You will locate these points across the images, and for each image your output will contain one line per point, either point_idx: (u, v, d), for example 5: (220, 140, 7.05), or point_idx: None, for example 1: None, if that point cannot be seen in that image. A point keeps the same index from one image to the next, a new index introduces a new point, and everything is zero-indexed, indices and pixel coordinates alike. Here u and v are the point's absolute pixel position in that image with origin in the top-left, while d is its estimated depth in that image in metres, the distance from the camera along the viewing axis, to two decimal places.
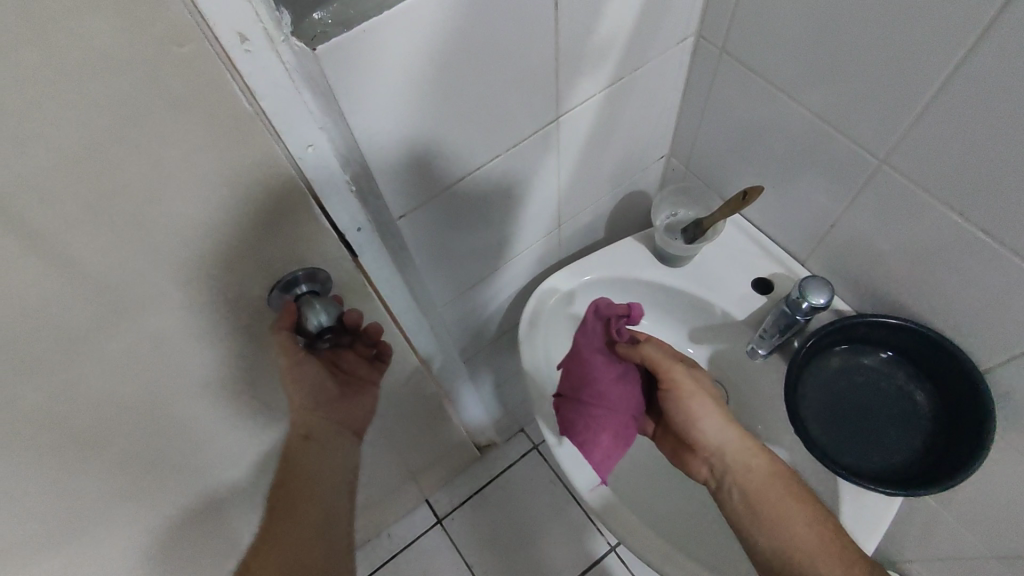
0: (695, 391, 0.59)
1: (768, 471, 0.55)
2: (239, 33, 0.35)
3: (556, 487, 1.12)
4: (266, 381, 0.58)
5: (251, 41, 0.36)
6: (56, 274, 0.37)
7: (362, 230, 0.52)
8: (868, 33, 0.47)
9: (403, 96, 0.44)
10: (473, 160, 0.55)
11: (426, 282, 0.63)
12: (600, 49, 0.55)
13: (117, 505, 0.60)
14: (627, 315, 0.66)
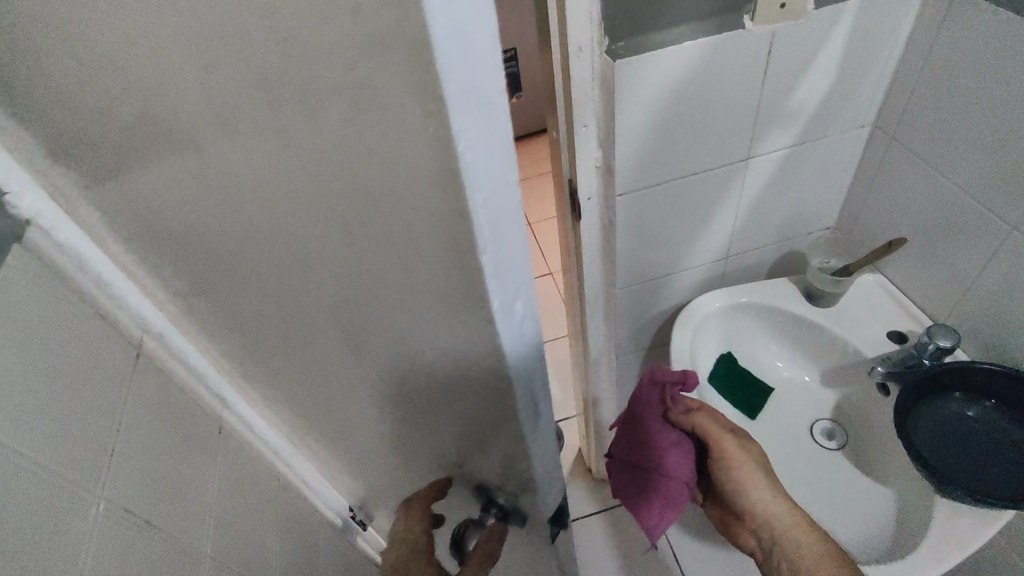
0: (735, 464, 0.69)
1: (799, 539, 0.63)
2: (578, 42, 0.62)
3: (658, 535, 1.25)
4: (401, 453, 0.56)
5: (581, 47, 0.63)
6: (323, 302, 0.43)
7: (591, 200, 0.79)
8: (1005, 121, 0.61)
9: (653, 108, 0.68)
10: (680, 171, 0.76)
11: (619, 261, 0.85)
12: (794, 112, 0.74)
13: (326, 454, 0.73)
14: (682, 384, 0.73)
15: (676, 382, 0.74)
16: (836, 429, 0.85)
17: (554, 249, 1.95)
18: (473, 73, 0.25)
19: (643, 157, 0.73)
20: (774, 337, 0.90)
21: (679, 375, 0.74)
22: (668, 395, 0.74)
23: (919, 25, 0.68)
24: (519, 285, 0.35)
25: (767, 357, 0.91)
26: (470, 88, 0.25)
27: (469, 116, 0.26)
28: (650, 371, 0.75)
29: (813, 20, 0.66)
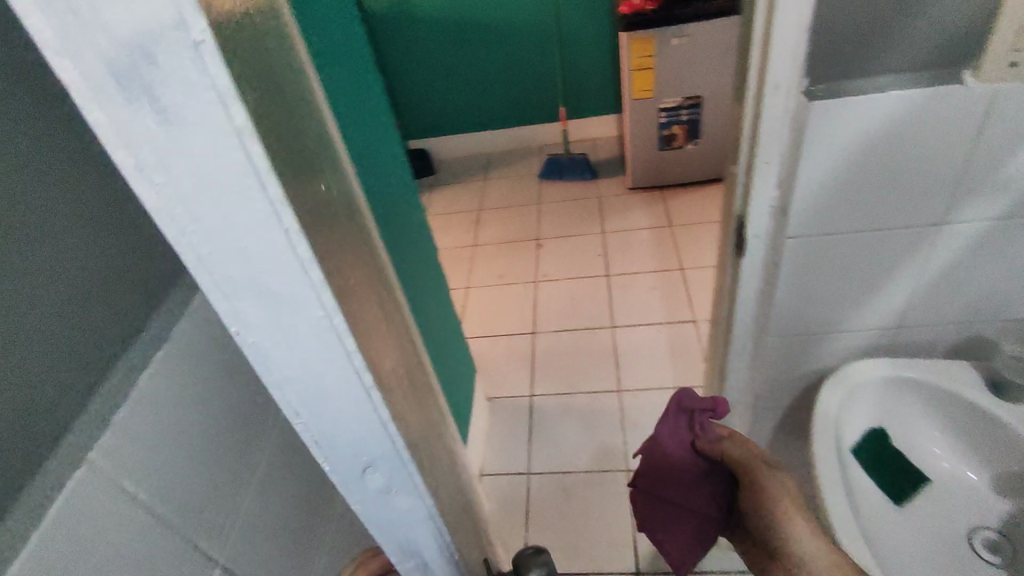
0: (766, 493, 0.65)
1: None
2: (777, 83, 0.64)
3: None
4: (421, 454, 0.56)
5: (780, 88, 0.65)
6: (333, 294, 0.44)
7: (757, 239, 0.79)
8: None
9: (843, 155, 0.68)
10: (860, 223, 0.74)
11: (775, 307, 0.84)
12: (1006, 182, 0.69)
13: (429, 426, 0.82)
14: (712, 408, 0.75)
15: (707, 408, 0.76)
16: (1001, 541, 0.75)
17: (705, 298, 1.91)
18: (212, 195, 0.28)
19: (822, 204, 0.72)
20: (940, 424, 0.82)
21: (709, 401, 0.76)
22: (697, 419, 0.75)
23: None
24: (345, 382, 0.37)
25: (927, 443, 0.83)
26: (208, 213, 0.29)
27: (225, 233, 0.29)
28: (679, 395, 0.77)
29: None
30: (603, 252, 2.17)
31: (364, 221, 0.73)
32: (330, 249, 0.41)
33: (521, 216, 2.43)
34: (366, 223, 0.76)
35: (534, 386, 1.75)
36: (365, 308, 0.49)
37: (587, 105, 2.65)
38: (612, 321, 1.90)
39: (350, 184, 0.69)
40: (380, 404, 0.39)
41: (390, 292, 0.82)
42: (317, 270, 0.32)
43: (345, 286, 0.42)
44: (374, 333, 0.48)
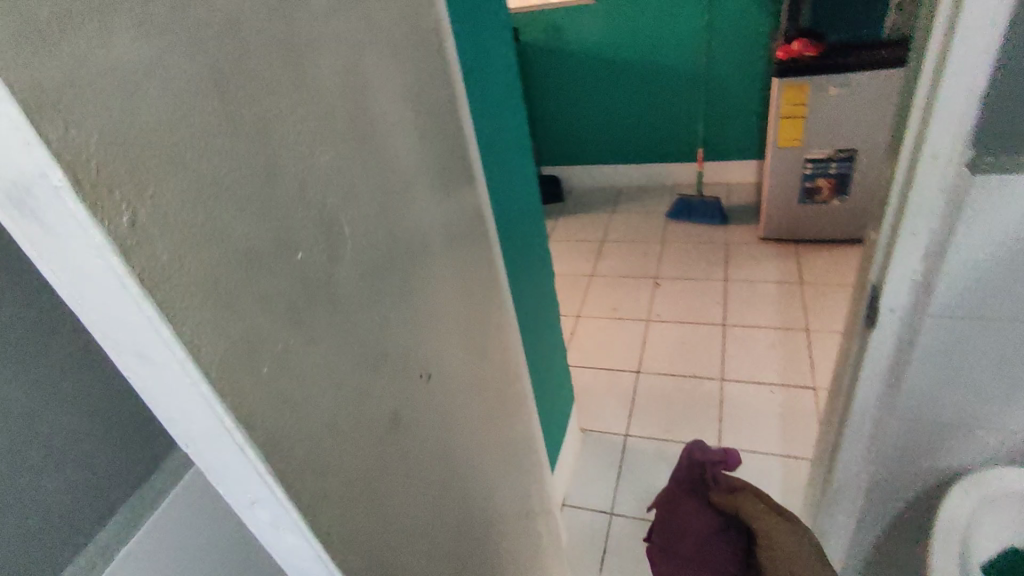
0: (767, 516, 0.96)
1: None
2: (936, 151, 0.61)
3: None
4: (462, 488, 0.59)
5: (938, 156, 0.61)
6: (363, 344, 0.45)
7: (894, 311, 0.73)
8: None
9: (1006, 235, 0.62)
10: (1018, 310, 0.67)
11: (906, 387, 0.77)
12: None
13: (509, 448, 0.84)
14: (714, 461, 1.24)
15: (713, 461, 1.25)
16: None
17: (829, 365, 1.77)
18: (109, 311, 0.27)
19: (974, 284, 0.66)
20: None
21: (717, 456, 1.27)
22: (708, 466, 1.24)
23: None
24: (249, 491, 0.34)
25: None
26: (101, 318, 0.28)
27: (114, 341, 0.29)
28: (687, 450, 1.28)
29: None
30: (722, 300, 2.09)
31: (458, 252, 0.67)
32: (310, 327, 0.38)
33: (641, 252, 2.41)
34: (465, 248, 0.70)
35: (630, 426, 1.72)
36: (369, 380, 0.45)
37: (726, 148, 2.58)
38: (722, 373, 1.82)
39: (444, 212, 0.63)
40: (300, 520, 0.37)
41: (482, 323, 0.75)
42: (206, 386, 0.30)
43: (320, 370, 0.39)
44: (369, 411, 0.45)
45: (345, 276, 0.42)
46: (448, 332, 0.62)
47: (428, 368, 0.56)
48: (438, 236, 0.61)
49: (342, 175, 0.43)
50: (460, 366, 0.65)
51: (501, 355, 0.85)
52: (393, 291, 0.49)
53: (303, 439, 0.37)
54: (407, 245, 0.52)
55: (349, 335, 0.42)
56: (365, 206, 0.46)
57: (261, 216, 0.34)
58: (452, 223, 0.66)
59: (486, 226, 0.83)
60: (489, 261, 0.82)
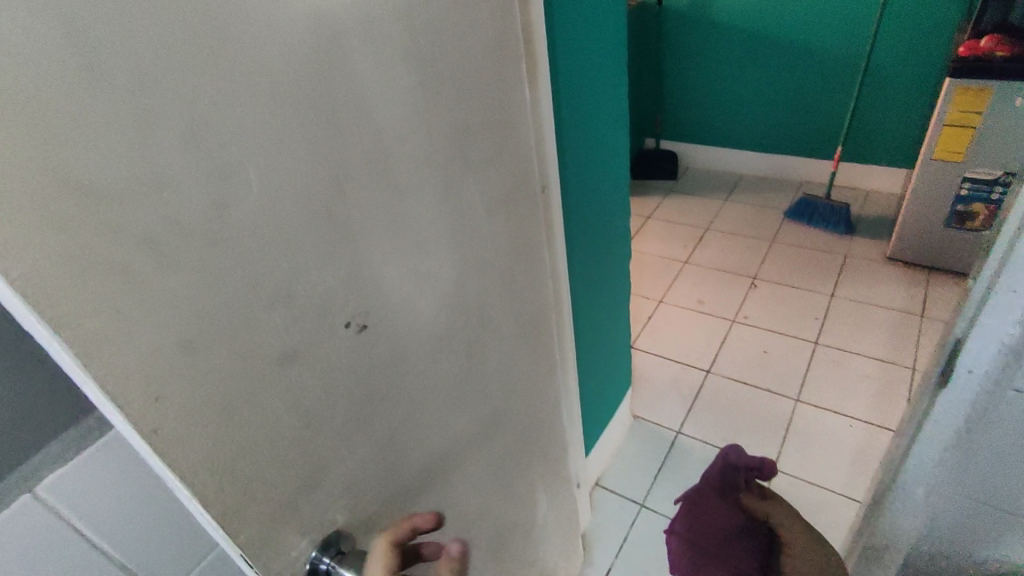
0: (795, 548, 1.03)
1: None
2: None
3: None
4: (380, 433, 0.63)
5: None
6: (284, 285, 0.48)
7: (971, 374, 0.61)
8: None
9: None
10: None
11: (969, 460, 0.67)
12: None
13: (497, 414, 0.85)
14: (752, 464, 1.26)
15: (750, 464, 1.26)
16: None
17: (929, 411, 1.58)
18: None
19: None
20: None
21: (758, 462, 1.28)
22: (742, 467, 1.26)
23: None
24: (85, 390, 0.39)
25: None
26: None
27: None
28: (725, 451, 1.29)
29: None
30: (822, 317, 1.91)
31: (451, 212, 0.65)
32: (172, 257, 0.40)
33: (747, 248, 2.25)
34: (465, 207, 0.67)
35: (684, 424, 1.65)
36: (276, 314, 0.48)
37: (874, 150, 2.29)
38: (799, 394, 1.67)
39: (436, 169, 0.61)
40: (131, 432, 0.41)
41: (477, 284, 0.73)
42: (18, 299, 0.34)
43: (183, 297, 0.41)
44: (268, 347, 0.48)
45: (254, 217, 0.45)
46: (407, 289, 0.62)
47: (363, 319, 0.57)
48: (416, 190, 0.59)
49: (257, 126, 0.44)
50: (420, 325, 0.64)
51: (512, 319, 0.82)
52: (318, 240, 0.50)
53: (137, 358, 0.40)
54: (353, 196, 0.53)
55: (231, 274, 0.44)
56: (290, 154, 0.46)
57: (115, 150, 0.36)
58: (447, 181, 0.63)
59: (524, 189, 0.77)
60: (520, 223, 0.78)
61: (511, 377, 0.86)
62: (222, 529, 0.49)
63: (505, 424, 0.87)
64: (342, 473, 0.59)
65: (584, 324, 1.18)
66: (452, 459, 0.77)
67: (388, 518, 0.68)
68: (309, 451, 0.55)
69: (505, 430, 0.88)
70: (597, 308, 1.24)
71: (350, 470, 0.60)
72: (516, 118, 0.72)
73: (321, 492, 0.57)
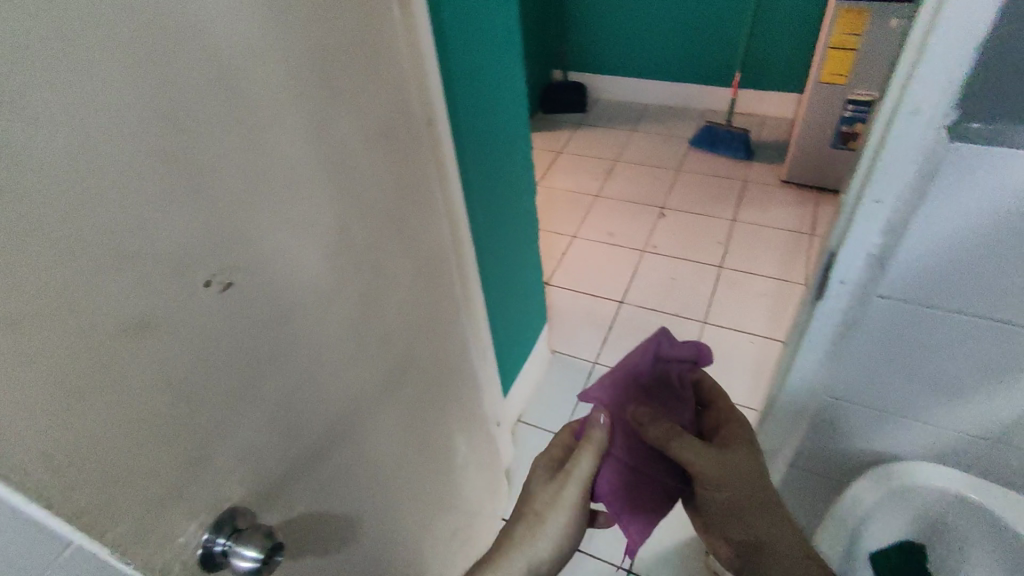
0: (715, 458, 0.67)
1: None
2: (917, 104, 0.49)
3: None
4: (268, 396, 0.58)
5: (919, 111, 0.50)
6: (112, 245, 0.41)
7: (843, 285, 0.64)
8: None
9: (974, 215, 0.53)
10: (976, 305, 0.59)
11: (840, 364, 0.71)
12: None
13: (400, 365, 0.81)
14: None
15: None
16: None
17: None
18: None
19: (935, 266, 0.58)
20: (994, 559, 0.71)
21: None
22: None
23: None
24: None
25: None
26: None
27: None
28: None
29: None
30: (725, 241, 1.99)
31: (321, 153, 0.59)
32: None
33: (655, 177, 2.28)
34: (339, 145, 0.61)
35: (601, 354, 1.70)
36: (110, 281, 0.41)
37: (768, 76, 2.35)
38: (705, 316, 1.76)
39: (298, 104, 0.55)
40: None
41: (361, 229, 0.67)
42: None
43: None
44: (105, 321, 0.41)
45: (55, 166, 0.37)
46: (281, 241, 0.56)
47: (227, 277, 0.51)
48: (275, 128, 0.52)
49: (50, 57, 0.36)
50: (299, 277, 0.59)
51: (406, 266, 0.78)
52: (158, 192, 0.43)
53: None
54: (197, 136, 0.46)
55: (45, 239, 0.37)
56: (101, 89, 0.38)
57: None
58: (313, 118, 0.57)
59: (405, 124, 0.72)
60: (404, 159, 0.73)
61: (412, 325, 0.82)
62: (80, 533, 0.43)
63: (410, 375, 0.85)
64: (229, 445, 0.54)
65: (491, 264, 1.16)
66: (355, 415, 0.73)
67: (293, 484, 0.64)
68: (180, 430, 0.49)
69: (414, 378, 0.85)
70: (505, 246, 1.22)
71: (240, 439, 0.55)
72: (385, 45, 0.66)
73: (205, 469, 0.52)
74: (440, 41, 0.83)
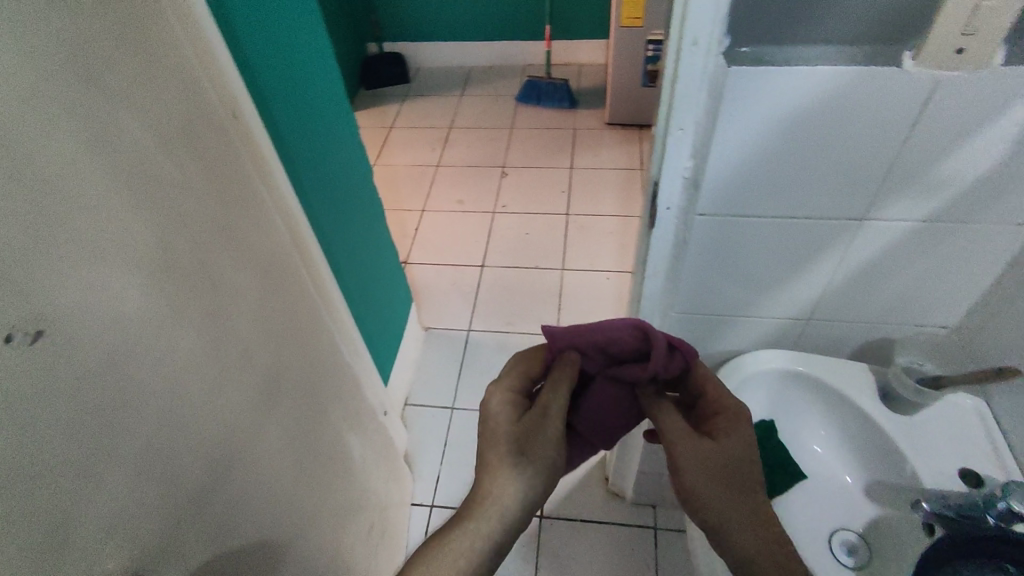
0: (685, 445, 0.60)
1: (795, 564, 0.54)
2: (694, 37, 0.54)
3: (635, 559, 1.21)
4: (152, 451, 0.48)
5: (697, 43, 0.55)
6: None
7: (669, 210, 0.70)
8: None
9: (759, 129, 0.60)
10: (775, 206, 0.67)
11: (682, 282, 0.78)
12: (939, 182, 0.62)
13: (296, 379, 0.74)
14: None
15: None
16: (860, 544, 0.76)
17: None
18: None
19: (737, 180, 0.65)
20: (825, 418, 0.84)
21: None
22: None
23: None
24: None
25: (807, 436, 0.85)
26: None
27: None
28: None
29: (993, 78, 0.53)
30: (567, 189, 2.08)
31: (132, 165, 0.50)
32: None
33: (491, 139, 2.31)
34: (151, 154, 0.52)
35: (474, 321, 1.71)
36: None
37: (574, 25, 2.46)
38: (564, 263, 1.84)
39: (84, 112, 0.45)
40: None
41: (215, 244, 0.60)
42: None
43: None
44: None
45: None
46: (118, 277, 0.47)
47: (34, 324, 0.40)
48: (69, 143, 0.44)
49: None
50: (158, 310, 0.50)
51: (263, 273, 0.70)
52: None
53: None
54: None
55: None
56: None
57: None
58: (107, 126, 0.48)
59: (211, 117, 0.64)
60: (226, 159, 0.65)
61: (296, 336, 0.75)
62: None
63: (305, 383, 0.78)
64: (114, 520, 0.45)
65: (340, 256, 1.11)
66: (262, 441, 0.65)
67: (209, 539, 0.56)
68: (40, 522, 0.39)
69: (309, 388, 0.79)
70: (352, 233, 1.17)
71: (137, 510, 0.47)
72: (164, 30, 0.57)
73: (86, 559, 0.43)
74: (231, 23, 0.75)
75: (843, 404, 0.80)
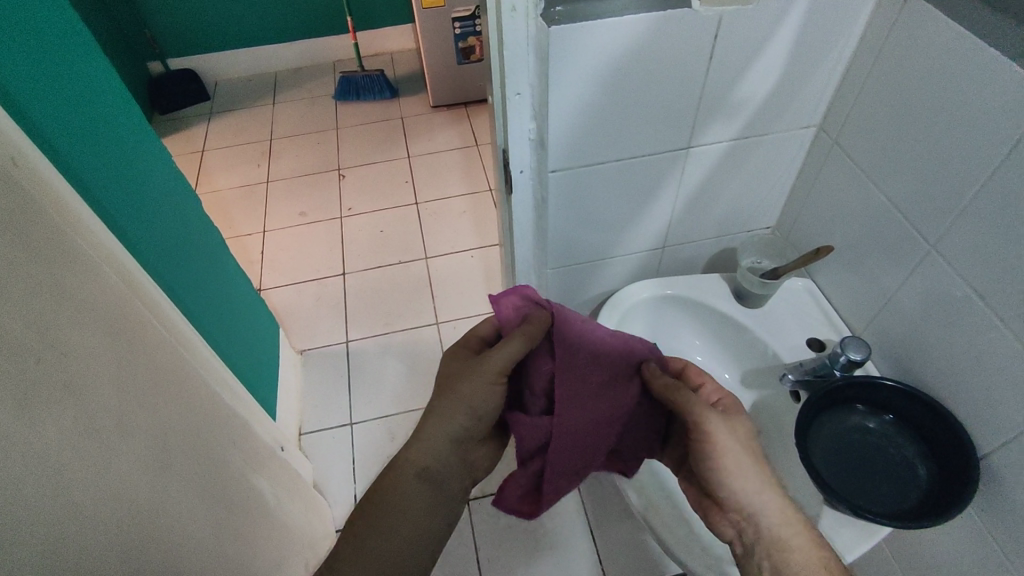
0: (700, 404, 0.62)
1: (709, 451, 0.61)
2: (512, 4, 0.56)
3: (565, 510, 1.28)
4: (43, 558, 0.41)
5: (516, 9, 0.57)
6: None
7: (523, 173, 0.74)
8: (925, 137, 0.63)
9: (588, 82, 0.64)
10: (617, 150, 0.73)
11: (549, 239, 0.83)
12: (739, 104, 0.71)
13: (177, 437, 0.67)
14: None
15: None
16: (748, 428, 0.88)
17: None
18: None
19: (578, 134, 0.69)
20: (697, 330, 0.94)
21: None
22: None
23: (865, 40, 0.68)
24: None
25: (687, 349, 0.94)
26: None
27: None
28: None
29: (761, 8, 0.62)
30: (410, 178, 2.06)
31: None
32: None
33: (319, 143, 2.20)
34: None
35: (350, 331, 1.65)
36: None
37: (375, 14, 2.40)
38: (426, 252, 1.83)
39: None
40: None
41: (50, 309, 0.52)
42: None
43: None
44: None
45: None
46: None
47: None
48: None
49: None
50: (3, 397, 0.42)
51: (113, 331, 0.62)
52: None
53: None
54: None
55: None
56: None
57: None
58: None
59: None
60: (32, 212, 0.56)
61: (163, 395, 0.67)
62: None
63: (193, 439, 0.71)
64: None
65: (188, 297, 1.00)
66: (166, 514, 0.58)
67: None
68: None
69: (196, 444, 0.72)
70: (194, 270, 1.06)
71: None
72: None
73: None
74: None
75: (711, 312, 0.89)
